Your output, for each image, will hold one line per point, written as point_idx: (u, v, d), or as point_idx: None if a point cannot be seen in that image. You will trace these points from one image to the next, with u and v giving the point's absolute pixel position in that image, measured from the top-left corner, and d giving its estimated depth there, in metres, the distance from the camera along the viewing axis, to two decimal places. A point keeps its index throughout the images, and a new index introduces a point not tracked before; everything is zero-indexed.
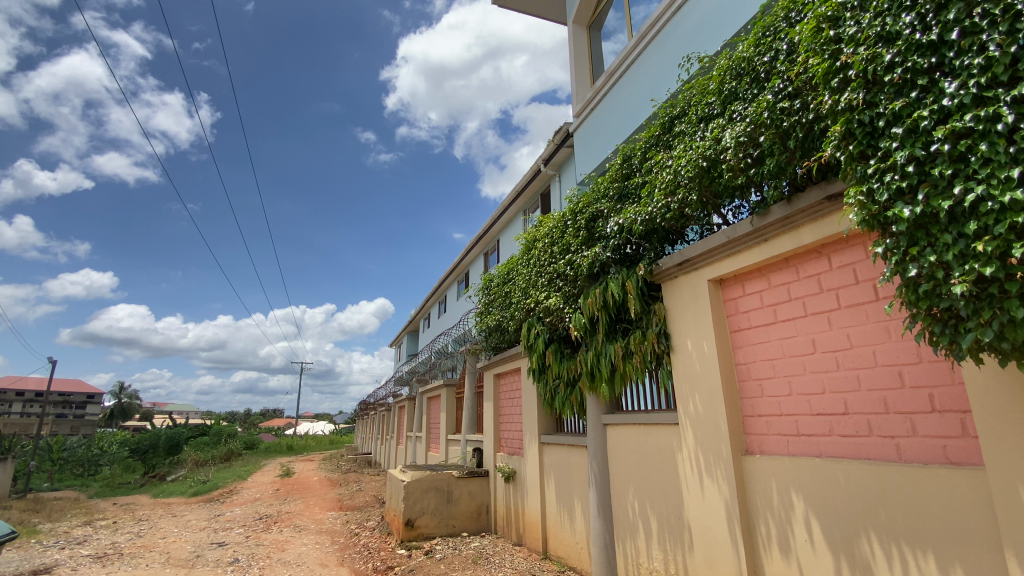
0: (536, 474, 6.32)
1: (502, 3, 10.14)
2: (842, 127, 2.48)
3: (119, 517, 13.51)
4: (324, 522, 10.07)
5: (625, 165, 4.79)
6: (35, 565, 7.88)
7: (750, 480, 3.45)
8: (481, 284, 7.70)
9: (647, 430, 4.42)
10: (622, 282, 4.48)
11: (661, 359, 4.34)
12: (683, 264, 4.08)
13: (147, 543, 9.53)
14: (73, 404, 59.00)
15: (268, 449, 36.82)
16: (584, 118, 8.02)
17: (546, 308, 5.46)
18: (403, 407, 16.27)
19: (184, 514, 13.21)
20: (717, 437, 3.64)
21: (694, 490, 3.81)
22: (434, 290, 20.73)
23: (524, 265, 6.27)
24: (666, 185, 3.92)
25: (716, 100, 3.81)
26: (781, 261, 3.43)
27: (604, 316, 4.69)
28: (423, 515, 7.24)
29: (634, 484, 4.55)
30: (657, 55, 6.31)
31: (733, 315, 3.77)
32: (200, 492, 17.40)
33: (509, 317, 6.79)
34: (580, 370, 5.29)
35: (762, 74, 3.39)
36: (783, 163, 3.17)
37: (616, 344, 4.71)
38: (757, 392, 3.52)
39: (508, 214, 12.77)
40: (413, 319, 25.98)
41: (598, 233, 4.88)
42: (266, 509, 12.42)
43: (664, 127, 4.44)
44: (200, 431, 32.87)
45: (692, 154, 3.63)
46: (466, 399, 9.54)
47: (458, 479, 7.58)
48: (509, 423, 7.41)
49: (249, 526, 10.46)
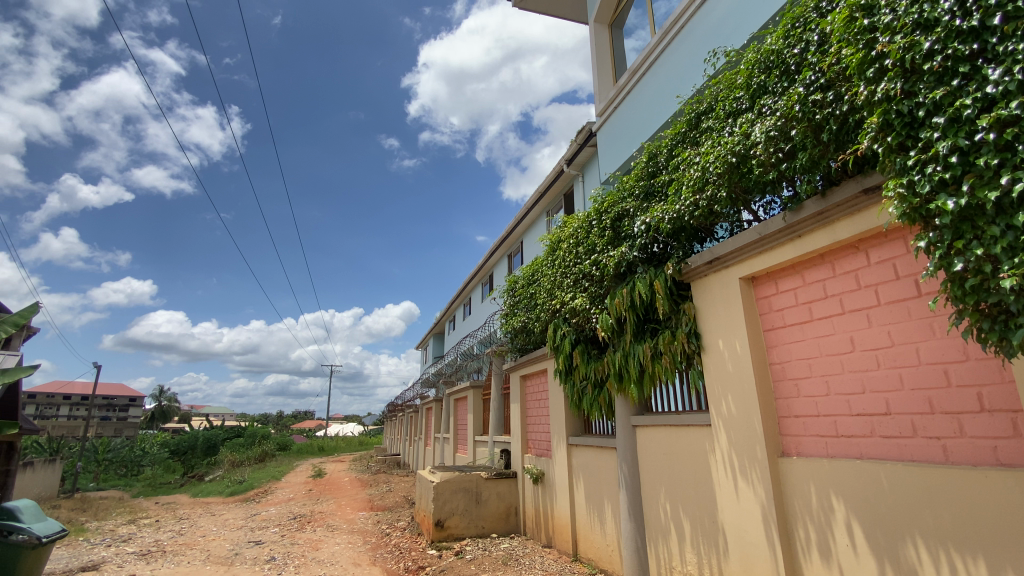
0: (565, 476, 6.29)
1: (522, 6, 10.17)
2: (879, 118, 2.41)
3: (161, 517, 14.03)
4: (355, 522, 10.24)
5: (651, 163, 4.75)
6: (85, 562, 8.23)
7: (787, 482, 3.36)
8: (506, 285, 7.71)
9: (678, 432, 4.36)
10: (650, 281, 4.42)
11: (691, 359, 4.28)
12: (713, 263, 4.00)
13: (188, 541, 9.86)
14: (116, 406, 61.59)
15: (300, 451, 37.75)
16: (607, 116, 7.97)
17: (573, 309, 5.44)
18: (430, 408, 16.42)
19: (222, 513, 13.62)
20: (751, 438, 3.56)
21: (729, 493, 3.74)
22: (458, 293, 20.88)
23: (549, 266, 6.26)
24: (694, 182, 3.86)
25: (745, 94, 3.74)
26: (816, 258, 3.34)
27: (632, 316, 4.64)
28: (453, 515, 7.29)
29: (665, 487, 4.48)
30: (681, 51, 6.23)
31: (767, 314, 3.68)
32: (236, 492, 17.90)
33: (534, 318, 6.78)
34: (607, 370, 5.24)
35: (793, 67, 3.33)
36: (816, 157, 3.09)
37: (644, 344, 4.65)
38: (793, 392, 3.44)
39: (531, 215, 12.78)
40: (439, 321, 26.14)
41: (625, 232, 4.81)
42: (300, 509, 12.70)
43: (691, 124, 4.39)
44: (235, 432, 33.91)
45: (721, 150, 3.57)
46: (493, 400, 9.57)
47: (487, 481, 7.60)
48: (537, 424, 7.39)
49: (284, 525, 10.71)
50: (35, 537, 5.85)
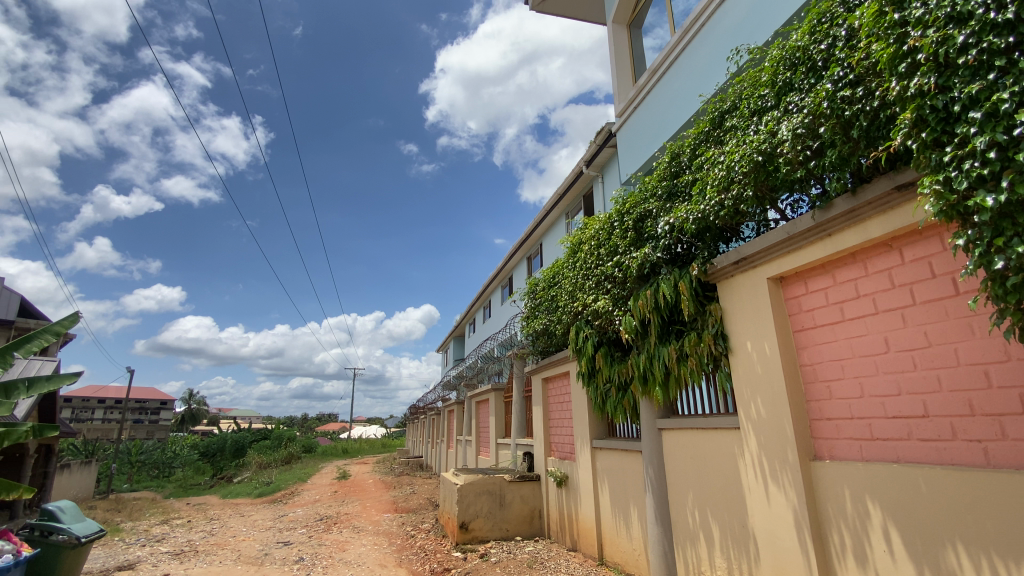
0: (589, 480, 6.25)
1: (539, 9, 10.20)
2: (912, 114, 2.35)
3: (193, 517, 14.43)
4: (380, 523, 10.36)
5: (674, 163, 4.71)
6: (121, 562, 8.51)
7: (820, 486, 3.29)
8: (527, 288, 7.72)
9: (706, 435, 4.30)
10: (675, 282, 4.37)
11: (718, 361, 4.22)
12: (740, 263, 3.93)
13: (219, 541, 10.12)
14: (148, 409, 63.52)
15: (324, 453, 38.36)
16: (626, 116, 7.93)
17: (595, 311, 5.41)
18: (452, 410, 16.51)
19: (251, 514, 13.93)
20: (782, 441, 3.50)
21: (759, 498, 3.66)
22: (478, 296, 20.97)
23: (570, 268, 6.26)
24: (719, 181, 3.81)
25: (770, 91, 3.68)
26: (847, 257, 3.27)
27: (657, 318, 4.58)
28: (477, 518, 7.32)
29: (693, 491, 4.43)
30: (702, 49, 6.16)
31: (797, 314, 3.60)
32: (263, 493, 18.29)
33: (556, 321, 6.77)
34: (631, 373, 5.20)
35: (819, 63, 3.27)
36: (846, 154, 3.02)
37: (670, 347, 4.59)
38: (825, 395, 3.36)
39: (550, 218, 12.76)
40: (459, 324, 26.26)
41: (647, 233, 4.77)
42: (326, 510, 12.90)
43: (714, 123, 4.35)
44: (261, 434, 34.64)
45: (746, 149, 3.52)
46: (515, 403, 9.57)
47: (510, 484, 7.61)
48: (560, 428, 7.37)
49: (311, 526, 10.90)
50: (74, 537, 6.09)
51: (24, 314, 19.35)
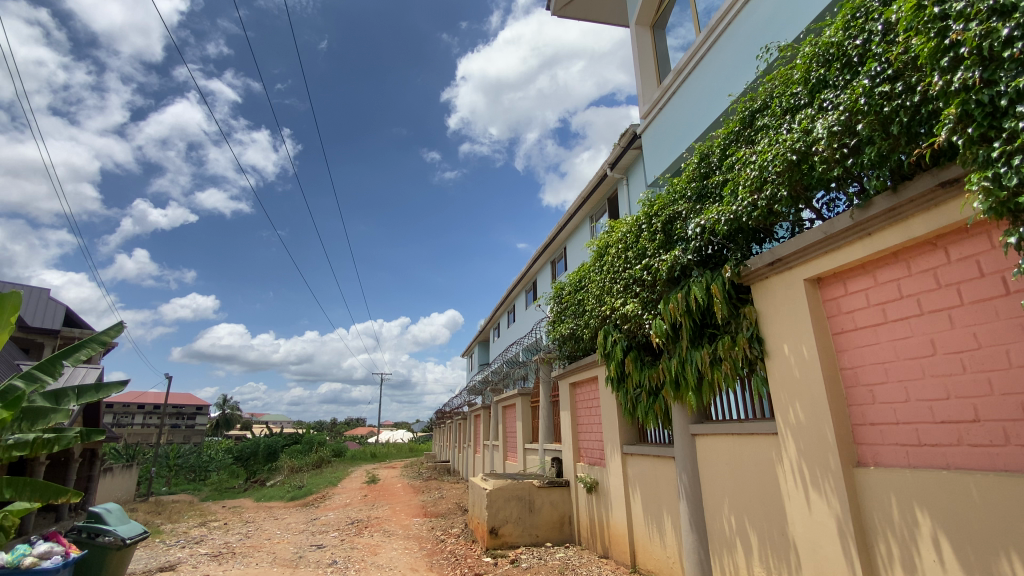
0: (620, 485, 6.18)
1: (560, 14, 10.24)
2: (957, 109, 2.27)
3: (229, 520, 14.85)
4: (410, 528, 10.46)
5: (704, 163, 4.66)
6: (162, 562, 8.82)
7: (864, 494, 3.18)
8: (553, 293, 7.70)
9: (742, 441, 4.20)
10: (707, 285, 4.29)
11: (754, 364, 4.13)
12: (775, 264, 3.84)
13: (255, 543, 10.39)
14: (184, 414, 65.68)
15: (353, 457, 38.97)
16: (651, 118, 7.86)
17: (624, 315, 5.35)
18: (478, 415, 16.57)
19: (284, 517, 14.25)
20: (823, 447, 3.39)
21: (800, 505, 3.56)
22: (502, 300, 21.03)
23: (597, 271, 6.22)
24: (752, 181, 3.75)
25: (803, 89, 3.61)
26: (889, 256, 3.16)
27: (688, 321, 4.51)
28: (506, 523, 7.31)
29: (729, 498, 4.33)
30: (729, 48, 6.07)
31: (836, 316, 3.50)
32: (295, 497, 18.67)
33: (583, 325, 6.73)
34: (662, 378, 5.12)
35: (855, 59, 3.20)
36: (886, 151, 2.93)
37: (702, 351, 4.50)
38: (868, 399, 3.25)
39: (574, 222, 12.72)
40: (483, 328, 26.36)
41: (677, 235, 4.70)
42: (357, 514, 13.09)
43: (744, 122, 4.28)
44: (292, 439, 35.41)
45: (780, 148, 3.46)
46: (542, 408, 9.53)
47: (539, 489, 7.58)
48: (589, 433, 7.31)
49: (342, 529, 11.08)
50: (120, 539, 6.36)
51: (70, 323, 20.43)
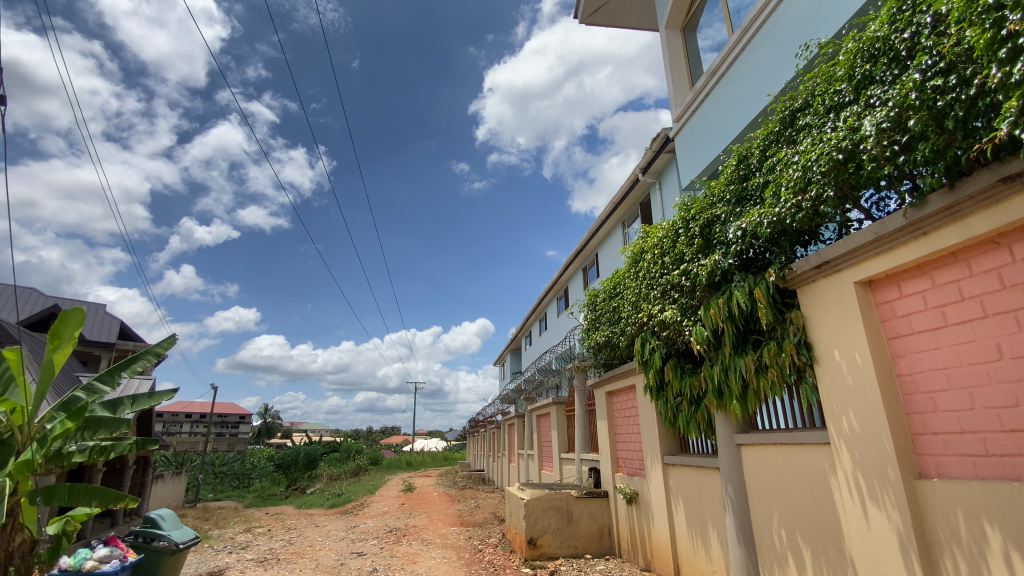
0: (661, 497, 6.04)
1: (588, 22, 10.28)
2: (1018, 102, 2.16)
3: (272, 526, 15.32)
4: (448, 536, 10.52)
5: (743, 165, 4.57)
6: (212, 567, 9.16)
7: (927, 507, 3.00)
8: (587, 300, 7.65)
9: (791, 451, 4.05)
10: (750, 289, 4.17)
11: (803, 371, 3.98)
12: (822, 267, 3.70)
13: (298, 550, 10.66)
14: (229, 423, 68.29)
15: (389, 465, 39.56)
16: (685, 120, 7.75)
17: (662, 321, 5.25)
18: (512, 424, 16.54)
19: (325, 524, 14.57)
20: (880, 457, 3.23)
21: (857, 519, 3.39)
22: (534, 308, 21.02)
23: (632, 278, 6.16)
24: (795, 182, 3.65)
25: (847, 86, 3.50)
26: (947, 256, 3.01)
27: (731, 327, 4.39)
28: (545, 534, 7.24)
29: (778, 511, 4.17)
30: (764, 47, 5.94)
31: (891, 320, 3.34)
32: (335, 505, 19.04)
33: (618, 332, 6.65)
34: (704, 386, 4.99)
35: (903, 53, 3.07)
36: (941, 147, 2.80)
37: (746, 357, 4.36)
38: (929, 407, 3.08)
39: (605, 228, 12.62)
40: (515, 337, 26.42)
41: (716, 238, 4.60)
42: (395, 522, 13.26)
43: (785, 122, 4.16)
44: (331, 447, 36.24)
45: (824, 147, 3.36)
46: (578, 417, 9.44)
47: (578, 500, 7.48)
48: (627, 442, 7.18)
49: (381, 537, 11.25)
50: (173, 543, 6.63)
51: (125, 336, 21.67)
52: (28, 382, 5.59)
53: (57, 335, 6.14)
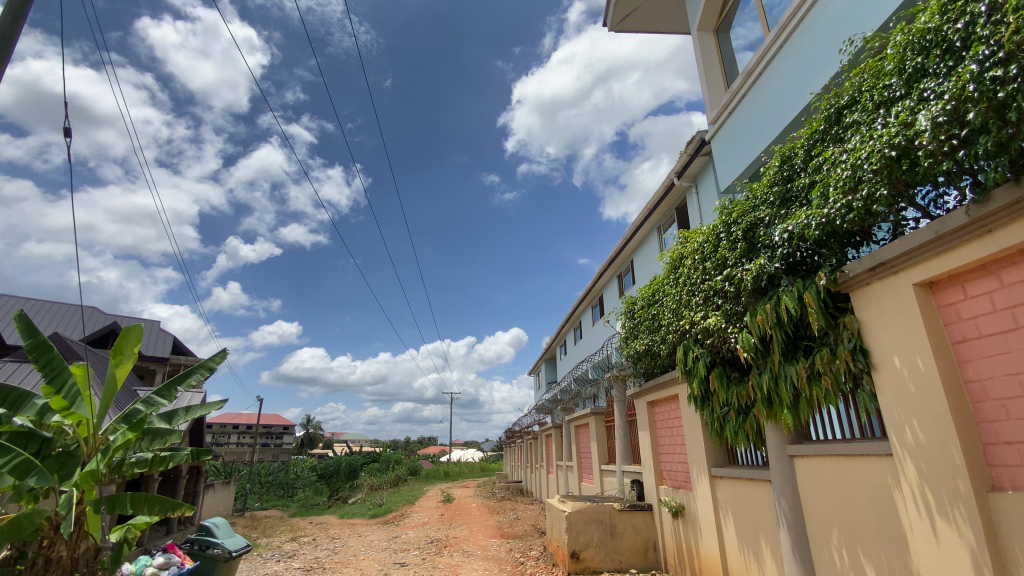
0: (709, 510, 5.84)
1: (617, 29, 10.27)
2: None
3: (317, 535, 15.67)
4: (489, 548, 10.48)
5: (787, 166, 4.44)
6: None
7: (1003, 522, 2.79)
8: (624, 308, 7.54)
9: (850, 463, 3.85)
10: (799, 294, 4.01)
11: (860, 379, 3.79)
12: (876, 269, 3.53)
13: (343, 560, 10.84)
14: (273, 434, 70.62)
15: (428, 476, 39.94)
16: (721, 122, 7.60)
17: (705, 329, 5.11)
18: (550, 435, 16.38)
19: (368, 535, 14.78)
20: (947, 469, 3.03)
21: (926, 536, 3.18)
22: (568, 317, 20.90)
23: (671, 285, 6.04)
24: (845, 182, 3.51)
25: (898, 80, 3.35)
26: (1015, 254, 2.82)
27: (780, 334, 4.23)
28: (588, 547, 7.13)
29: (838, 527, 3.96)
30: (804, 44, 5.78)
31: (954, 324, 3.16)
32: (376, 515, 19.32)
33: (659, 340, 6.52)
34: (752, 395, 4.81)
35: (957, 44, 2.95)
36: (1004, 139, 2.64)
37: (797, 365, 4.19)
38: (1002, 415, 2.87)
39: (640, 234, 12.46)
40: (550, 347, 26.33)
41: (760, 242, 4.46)
42: (436, 533, 13.33)
43: (830, 120, 4.02)
44: (371, 457, 36.87)
45: (875, 144, 3.23)
46: (618, 428, 9.28)
47: (621, 513, 7.30)
48: (671, 455, 6.99)
49: (423, 548, 11.31)
50: (226, 551, 6.85)
51: (178, 351, 22.88)
52: (93, 395, 5.93)
53: (119, 350, 6.53)
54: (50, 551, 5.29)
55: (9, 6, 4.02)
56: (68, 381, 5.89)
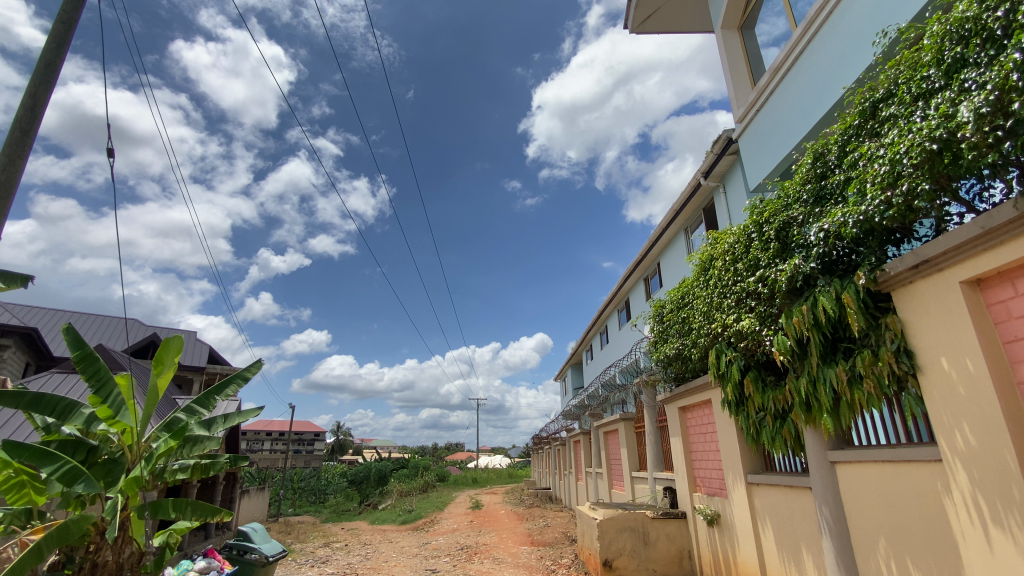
0: (746, 518, 5.68)
1: (638, 30, 10.20)
2: None
3: (349, 541, 15.89)
4: (519, 556, 10.42)
5: (820, 163, 4.32)
6: None
7: None
8: (653, 312, 7.44)
9: (896, 470, 3.68)
10: (837, 294, 3.87)
11: (904, 382, 3.63)
12: (920, 267, 3.38)
13: (375, 565, 10.95)
14: (305, 440, 72.10)
15: (456, 482, 40.07)
16: (748, 120, 7.45)
17: (738, 332, 4.99)
18: (578, 441, 16.22)
19: (399, 540, 14.91)
20: (1002, 475, 2.87)
21: (980, 546, 3.01)
22: (594, 322, 20.72)
23: (702, 287, 5.92)
24: (883, 177, 3.39)
25: (937, 71, 3.23)
26: None
27: (817, 335, 4.09)
28: (620, 556, 6.98)
29: (885, 536, 3.79)
30: (834, 37, 5.63)
31: (1006, 322, 3.00)
32: (406, 521, 19.45)
33: (689, 344, 6.39)
34: (790, 400, 4.66)
35: (998, 32, 2.86)
36: None
37: (837, 368, 4.03)
38: None
39: (666, 236, 12.28)
40: (575, 352, 26.15)
41: (794, 242, 4.35)
42: (466, 539, 13.34)
43: (865, 114, 3.89)
44: (400, 464, 37.25)
45: (915, 137, 3.12)
46: (648, 434, 9.14)
47: (654, 521, 7.17)
48: (705, 461, 6.84)
49: (454, 555, 11.33)
50: (263, 556, 7.03)
51: (213, 360, 23.64)
52: (136, 405, 6.17)
53: (160, 361, 6.78)
54: (96, 556, 5.51)
55: (55, 35, 4.27)
56: (113, 391, 6.15)
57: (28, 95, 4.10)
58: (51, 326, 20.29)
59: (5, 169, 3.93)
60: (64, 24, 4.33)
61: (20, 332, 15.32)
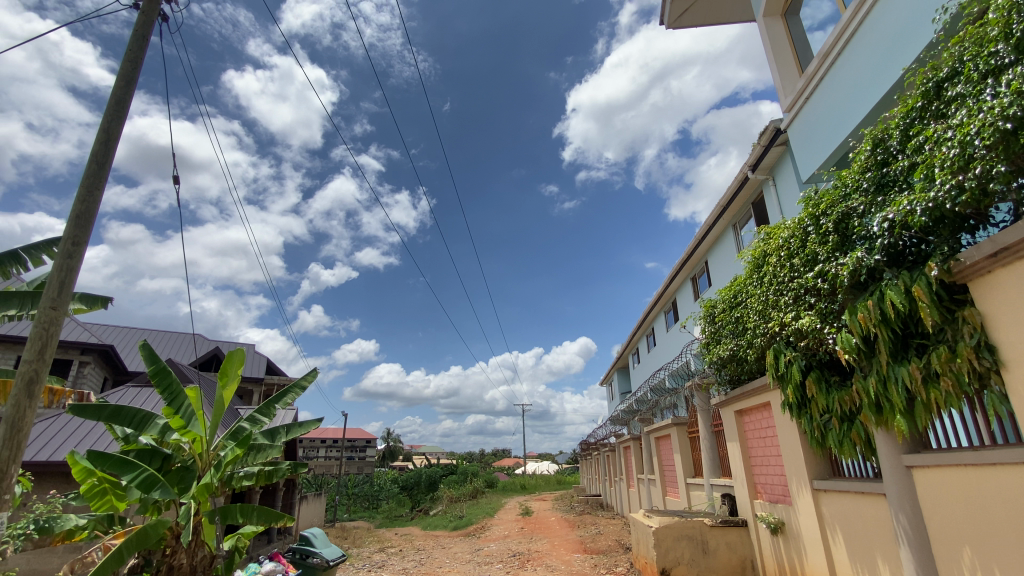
0: (814, 527, 5.38)
1: (675, 25, 10.00)
2: None
3: (403, 546, 16.20)
4: (573, 563, 10.30)
5: (880, 150, 4.09)
6: None
7: None
8: (703, 313, 7.21)
9: (980, 474, 3.39)
10: (905, 287, 3.64)
11: (986, 379, 3.34)
12: (998, 255, 3.13)
13: (430, 571, 11.11)
14: (358, 448, 74.29)
15: (505, 488, 40.15)
16: (798, 109, 7.13)
17: (797, 330, 4.76)
18: (628, 447, 15.88)
19: (452, 546, 15.08)
20: None
21: None
22: (640, 324, 20.32)
23: (755, 284, 5.70)
24: (953, 161, 3.16)
25: (1006, 45, 3.01)
26: None
27: (886, 332, 3.85)
28: (678, 564, 6.76)
29: (971, 545, 3.50)
30: (888, 16, 5.34)
31: None
32: (457, 527, 19.61)
33: (744, 345, 6.15)
34: (857, 401, 4.39)
35: None
36: None
37: (909, 365, 3.77)
38: None
39: (714, 234, 11.92)
40: (621, 355, 25.75)
41: (856, 234, 4.12)
42: (518, 546, 13.31)
43: (929, 95, 3.64)
44: (449, 470, 37.77)
45: (987, 116, 2.90)
46: (703, 439, 8.84)
47: (713, 529, 6.91)
48: (765, 467, 6.55)
49: (507, 561, 11.33)
50: (325, 560, 7.27)
51: (271, 371, 24.81)
52: (204, 415, 6.57)
53: (224, 373, 7.20)
54: (172, 559, 5.87)
55: (124, 73, 4.65)
56: (184, 403, 6.56)
57: (102, 131, 4.49)
58: (126, 343, 21.87)
59: (85, 199, 4.31)
60: (131, 63, 4.72)
61: (99, 349, 16.56)
